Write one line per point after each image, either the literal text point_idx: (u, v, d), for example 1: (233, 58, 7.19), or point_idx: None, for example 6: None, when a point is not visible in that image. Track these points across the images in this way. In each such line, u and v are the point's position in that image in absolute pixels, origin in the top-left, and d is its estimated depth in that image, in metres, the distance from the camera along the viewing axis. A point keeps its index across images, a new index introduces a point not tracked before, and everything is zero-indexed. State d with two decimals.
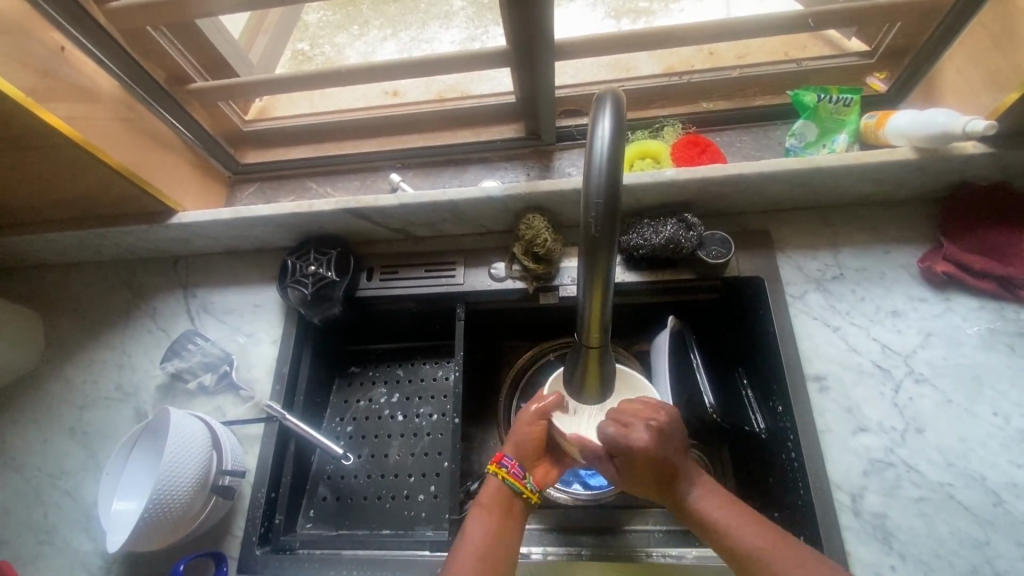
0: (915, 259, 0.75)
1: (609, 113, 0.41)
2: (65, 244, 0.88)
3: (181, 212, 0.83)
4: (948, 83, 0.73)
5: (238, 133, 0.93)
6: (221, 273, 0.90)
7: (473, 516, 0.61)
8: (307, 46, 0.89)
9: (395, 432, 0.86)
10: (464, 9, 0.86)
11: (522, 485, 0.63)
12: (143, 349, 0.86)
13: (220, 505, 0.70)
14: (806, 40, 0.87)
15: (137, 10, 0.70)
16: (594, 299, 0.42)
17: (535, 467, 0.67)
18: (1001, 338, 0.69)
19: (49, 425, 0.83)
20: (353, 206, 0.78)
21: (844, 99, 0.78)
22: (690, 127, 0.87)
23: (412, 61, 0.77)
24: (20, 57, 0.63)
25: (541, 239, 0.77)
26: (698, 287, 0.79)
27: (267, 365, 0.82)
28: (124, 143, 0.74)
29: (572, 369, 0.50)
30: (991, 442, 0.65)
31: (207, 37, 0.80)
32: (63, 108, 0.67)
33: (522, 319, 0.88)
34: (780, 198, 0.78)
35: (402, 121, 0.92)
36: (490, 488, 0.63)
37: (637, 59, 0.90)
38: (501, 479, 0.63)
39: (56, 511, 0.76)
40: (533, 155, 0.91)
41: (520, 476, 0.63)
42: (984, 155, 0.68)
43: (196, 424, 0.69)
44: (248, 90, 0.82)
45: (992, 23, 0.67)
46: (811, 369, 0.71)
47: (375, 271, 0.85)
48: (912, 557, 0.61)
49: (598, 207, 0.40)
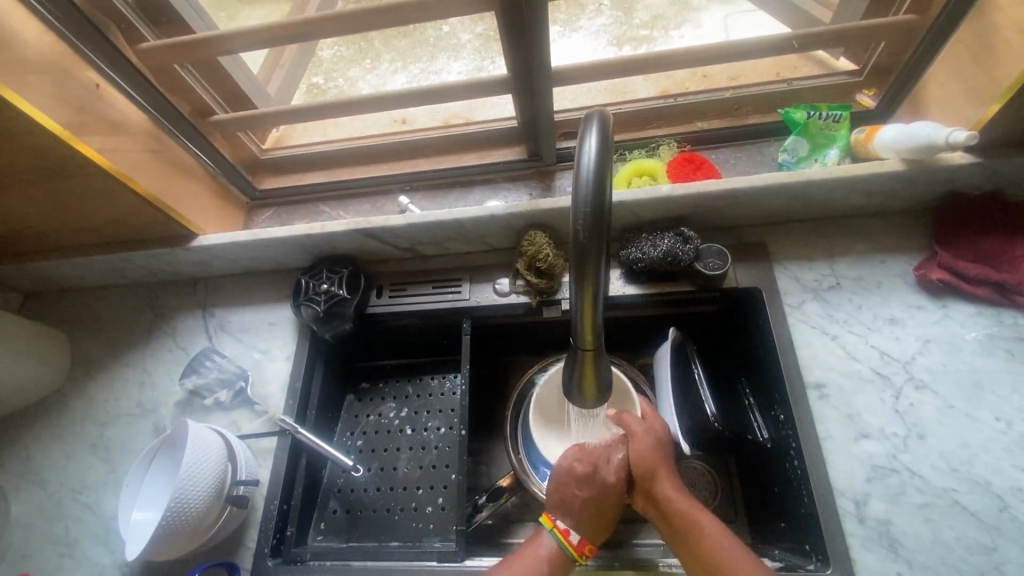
0: (910, 267, 0.77)
1: (596, 131, 0.45)
2: (93, 268, 0.93)
3: (201, 236, 0.88)
4: (934, 98, 0.76)
5: (255, 160, 0.98)
6: (238, 293, 0.94)
7: (514, 562, 0.62)
8: (323, 80, 0.93)
9: (403, 445, 0.87)
10: (470, 41, 0.89)
11: (572, 545, 0.64)
12: (162, 366, 0.90)
13: (234, 515, 0.73)
14: (797, 61, 0.89)
15: (165, 50, 0.74)
16: (585, 305, 0.45)
17: (590, 523, 0.66)
18: (1000, 343, 0.70)
19: (72, 441, 0.86)
20: (363, 226, 0.82)
21: (834, 115, 0.81)
22: (684, 146, 0.91)
23: (421, 89, 0.81)
24: (58, 95, 0.68)
25: (543, 254, 0.79)
26: (697, 299, 0.81)
27: (280, 381, 0.85)
28: (150, 173, 0.80)
29: (569, 374, 0.52)
30: (994, 446, 0.65)
31: (227, 73, 0.84)
32: (97, 141, 0.72)
33: (528, 334, 0.91)
34: (775, 211, 0.80)
35: (410, 148, 0.96)
36: (539, 543, 0.64)
37: (633, 83, 0.93)
38: (552, 537, 0.64)
39: (77, 525, 0.79)
40: (534, 177, 0.95)
41: (570, 535, 0.64)
42: (971, 165, 0.70)
43: (212, 436, 0.72)
44: (265, 120, 0.86)
45: (970, 40, 0.70)
46: (811, 377, 0.72)
47: (384, 289, 0.88)
48: (918, 563, 0.61)
49: (586, 216, 0.43)
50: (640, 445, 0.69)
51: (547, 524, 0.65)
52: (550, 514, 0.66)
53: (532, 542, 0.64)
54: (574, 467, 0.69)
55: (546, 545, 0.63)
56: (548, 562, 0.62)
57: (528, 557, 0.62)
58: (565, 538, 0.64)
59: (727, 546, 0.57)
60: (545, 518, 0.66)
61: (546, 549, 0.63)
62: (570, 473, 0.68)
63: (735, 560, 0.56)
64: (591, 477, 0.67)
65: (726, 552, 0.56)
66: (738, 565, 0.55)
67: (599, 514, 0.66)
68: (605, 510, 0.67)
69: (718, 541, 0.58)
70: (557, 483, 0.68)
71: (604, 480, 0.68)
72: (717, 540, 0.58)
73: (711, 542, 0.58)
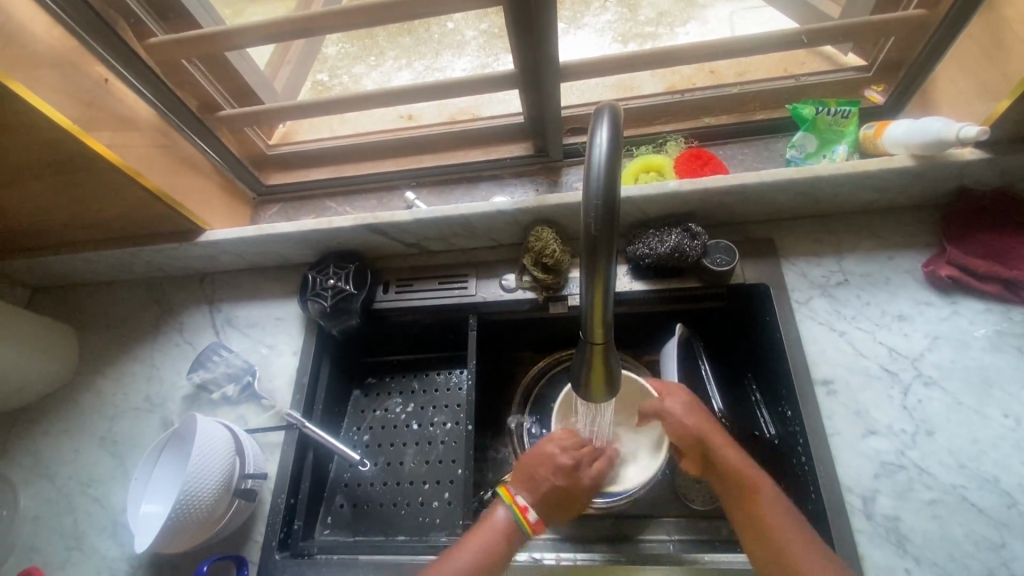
0: (918, 264, 0.77)
1: (607, 123, 0.44)
2: (101, 263, 0.94)
3: (208, 231, 0.88)
4: (943, 93, 0.75)
5: (262, 156, 0.99)
6: (245, 288, 0.94)
7: (466, 540, 0.63)
8: (327, 76, 0.93)
9: (409, 440, 0.88)
10: (475, 38, 0.89)
11: (528, 525, 0.64)
12: (170, 361, 0.90)
13: (242, 509, 0.73)
14: (804, 57, 0.89)
15: (173, 45, 0.75)
16: (595, 298, 0.44)
17: (554, 509, 0.67)
18: (1009, 340, 0.70)
19: (81, 435, 0.87)
20: (370, 222, 0.83)
21: (842, 111, 0.81)
22: (691, 142, 0.91)
23: (426, 85, 0.81)
24: (68, 90, 0.68)
25: (550, 250, 0.79)
26: (705, 295, 0.81)
27: (287, 375, 0.85)
28: (159, 168, 0.80)
29: (578, 368, 0.52)
30: (1003, 443, 0.65)
31: (233, 68, 0.84)
32: (105, 136, 0.72)
33: (534, 330, 0.91)
34: (782, 207, 0.80)
35: (416, 144, 0.96)
36: (495, 517, 0.64)
37: (640, 79, 0.93)
38: (509, 511, 0.64)
39: (86, 518, 0.79)
40: (540, 172, 0.95)
41: (529, 517, 0.64)
42: (981, 161, 0.70)
43: (220, 430, 0.72)
44: (271, 115, 0.87)
45: (981, 36, 0.69)
46: (819, 373, 0.72)
47: (391, 284, 0.88)
48: (927, 560, 0.61)
49: (597, 209, 0.42)
50: (692, 414, 0.68)
51: (507, 501, 0.65)
52: (512, 491, 0.66)
53: (489, 516, 0.65)
54: (554, 449, 0.69)
55: (500, 519, 0.64)
56: (502, 539, 0.63)
57: (481, 536, 0.63)
58: (523, 515, 0.64)
59: (785, 520, 0.58)
60: (507, 493, 0.66)
61: (498, 524, 0.64)
62: (552, 463, 0.67)
63: (792, 538, 0.57)
64: (568, 463, 0.68)
65: (780, 527, 0.58)
66: (795, 540, 0.57)
67: (563, 505, 0.67)
68: (573, 498, 0.67)
69: (775, 516, 0.59)
70: (531, 463, 0.68)
71: (576, 466, 0.68)
72: (776, 513, 0.59)
73: (772, 515, 0.59)
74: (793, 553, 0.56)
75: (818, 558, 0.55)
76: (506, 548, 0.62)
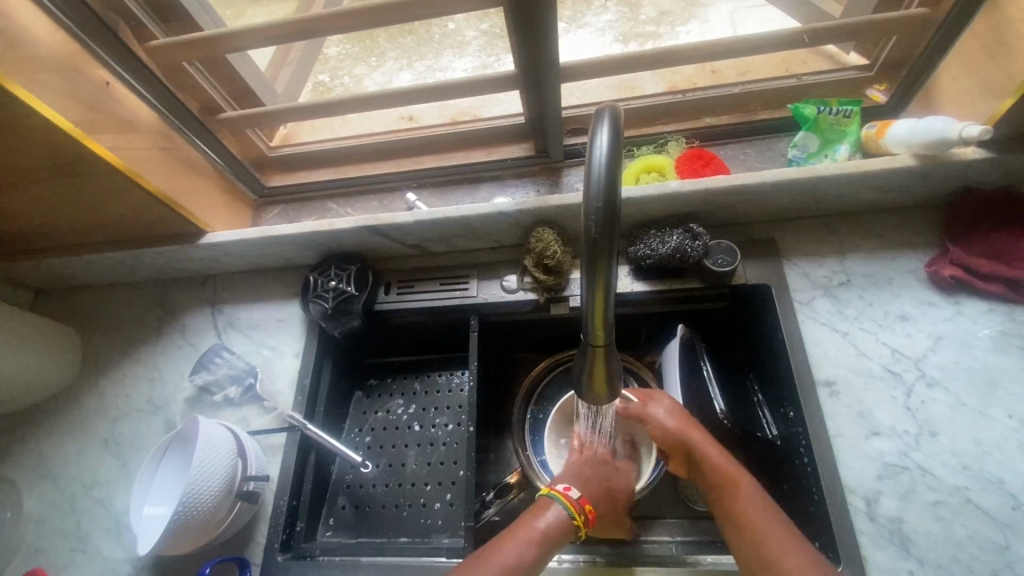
0: (921, 264, 0.76)
1: (608, 125, 0.44)
2: (104, 265, 0.94)
3: (210, 233, 0.88)
4: (946, 92, 0.75)
5: (264, 158, 0.99)
6: (247, 290, 0.95)
7: (521, 532, 0.61)
8: (329, 78, 0.94)
9: (411, 442, 0.88)
10: (476, 38, 0.89)
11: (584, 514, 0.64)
12: (172, 363, 0.90)
13: (244, 511, 0.73)
14: (807, 56, 0.89)
15: (174, 48, 0.75)
16: (596, 300, 0.44)
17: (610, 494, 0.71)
18: (1013, 340, 0.69)
19: (84, 437, 0.87)
20: (371, 223, 0.83)
21: (844, 110, 0.80)
22: (692, 142, 0.90)
23: (426, 86, 0.81)
24: (70, 93, 0.68)
25: (551, 251, 0.79)
26: (706, 296, 0.81)
27: (289, 377, 0.85)
28: (161, 170, 0.80)
29: (580, 370, 0.52)
30: (1007, 444, 0.65)
31: (234, 70, 0.84)
32: (107, 138, 0.72)
33: (536, 331, 0.91)
34: (784, 207, 0.80)
35: (417, 145, 0.96)
36: (552, 512, 0.63)
37: (641, 79, 0.92)
38: (564, 505, 0.64)
39: (90, 520, 0.80)
40: (542, 173, 0.94)
41: (584, 507, 0.64)
42: (984, 160, 0.70)
43: (222, 432, 0.72)
44: (272, 117, 0.87)
45: (984, 35, 0.69)
46: (821, 374, 0.72)
47: (392, 285, 0.88)
48: (931, 562, 0.61)
49: (598, 212, 0.42)
50: (671, 416, 0.69)
51: (561, 496, 0.65)
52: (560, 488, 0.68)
53: (546, 512, 0.64)
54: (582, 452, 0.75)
55: (555, 515, 0.63)
56: (558, 531, 0.62)
57: (537, 526, 0.62)
58: (576, 506, 0.64)
59: (761, 508, 0.58)
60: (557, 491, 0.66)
61: (556, 517, 0.63)
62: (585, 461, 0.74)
63: (764, 523, 0.56)
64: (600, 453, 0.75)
65: (754, 513, 0.57)
66: (768, 526, 0.56)
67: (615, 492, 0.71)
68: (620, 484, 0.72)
69: (751, 504, 0.58)
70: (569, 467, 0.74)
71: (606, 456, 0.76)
72: (750, 500, 0.59)
73: (746, 503, 0.58)
74: (766, 537, 0.55)
75: (791, 542, 0.54)
76: (558, 539, 0.62)
